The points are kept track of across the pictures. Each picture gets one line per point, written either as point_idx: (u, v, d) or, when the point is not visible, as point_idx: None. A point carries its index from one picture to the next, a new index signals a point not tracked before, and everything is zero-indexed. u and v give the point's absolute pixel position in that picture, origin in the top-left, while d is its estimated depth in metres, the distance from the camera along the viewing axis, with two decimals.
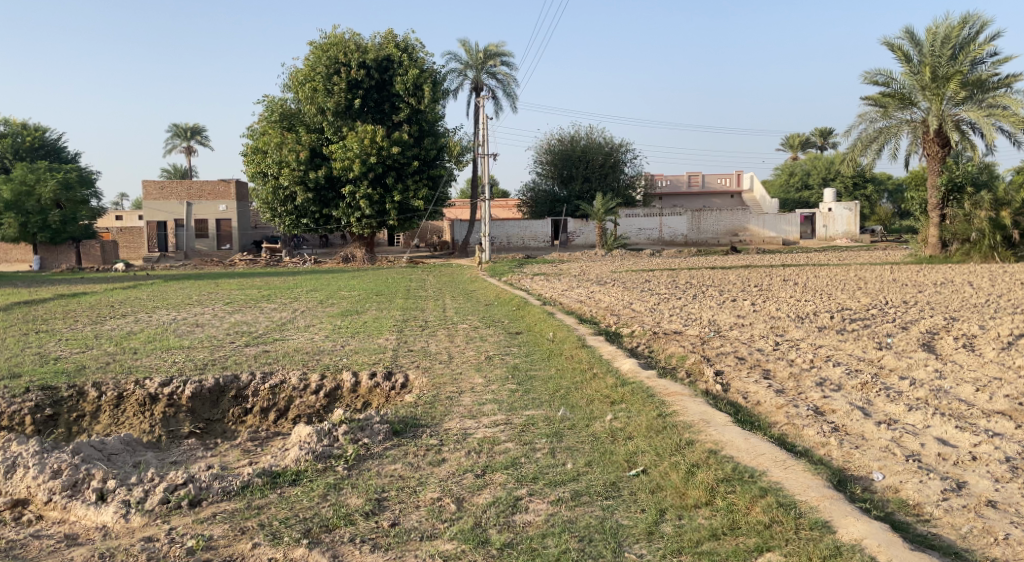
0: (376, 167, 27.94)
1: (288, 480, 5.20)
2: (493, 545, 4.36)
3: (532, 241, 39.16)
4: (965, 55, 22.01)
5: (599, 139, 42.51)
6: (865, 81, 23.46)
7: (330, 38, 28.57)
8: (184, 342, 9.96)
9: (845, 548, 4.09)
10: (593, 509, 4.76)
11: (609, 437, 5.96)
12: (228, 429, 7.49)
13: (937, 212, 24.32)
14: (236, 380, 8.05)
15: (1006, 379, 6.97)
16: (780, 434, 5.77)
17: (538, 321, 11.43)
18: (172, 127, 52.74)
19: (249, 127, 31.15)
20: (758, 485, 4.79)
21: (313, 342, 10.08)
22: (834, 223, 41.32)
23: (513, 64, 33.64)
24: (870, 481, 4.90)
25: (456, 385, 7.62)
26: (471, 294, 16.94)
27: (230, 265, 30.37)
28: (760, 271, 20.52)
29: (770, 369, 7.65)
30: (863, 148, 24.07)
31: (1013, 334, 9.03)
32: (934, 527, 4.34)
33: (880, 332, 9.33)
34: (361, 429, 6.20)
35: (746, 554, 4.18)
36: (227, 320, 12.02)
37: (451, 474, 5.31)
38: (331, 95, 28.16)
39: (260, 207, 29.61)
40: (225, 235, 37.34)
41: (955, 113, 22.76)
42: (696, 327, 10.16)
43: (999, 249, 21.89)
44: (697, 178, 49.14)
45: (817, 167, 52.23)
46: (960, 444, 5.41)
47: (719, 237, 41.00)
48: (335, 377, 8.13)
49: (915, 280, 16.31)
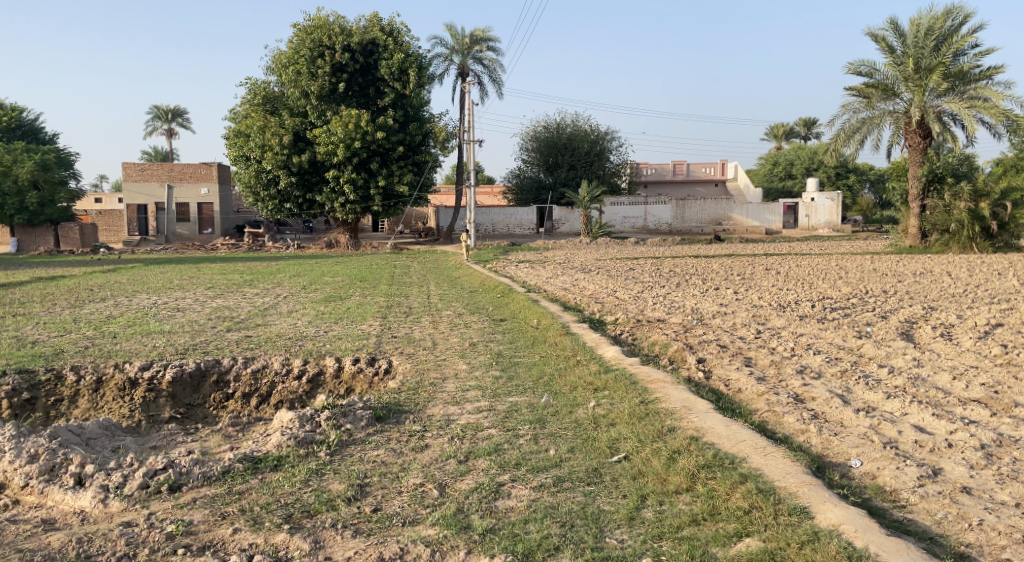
0: (360, 151, 27.81)
1: (269, 466, 5.18)
2: (475, 530, 4.37)
3: (517, 228, 39.18)
4: (946, 46, 22.10)
5: (585, 127, 42.44)
6: (850, 71, 23.57)
7: (314, 21, 28.32)
8: (165, 327, 9.87)
9: (823, 533, 4.13)
10: (575, 494, 4.79)
11: (592, 424, 5.98)
12: (209, 415, 7.48)
13: (917, 202, 24.44)
14: (218, 365, 7.99)
15: (981, 367, 7.08)
16: (760, 421, 5.83)
17: (523, 308, 11.46)
18: (153, 109, 52.04)
19: (231, 109, 30.73)
20: (739, 472, 4.84)
21: (296, 327, 10.05)
22: (816, 213, 41.52)
23: (500, 49, 33.35)
24: (847, 468, 4.96)
25: (440, 371, 7.64)
26: (455, 281, 16.87)
27: (212, 249, 30.25)
28: (745, 260, 20.46)
29: (752, 357, 7.70)
30: (846, 138, 24.22)
31: (990, 323, 9.13)
32: (909, 512, 4.39)
33: (861, 321, 9.45)
34: (343, 415, 6.19)
35: (726, 540, 4.22)
36: (208, 305, 11.95)
37: (434, 460, 5.32)
38: (315, 78, 27.99)
39: (243, 192, 29.23)
40: (207, 219, 36.98)
41: (937, 105, 22.94)
42: (679, 315, 10.23)
43: (977, 241, 22.31)
44: (682, 167, 49.22)
45: (800, 157, 52.90)
46: (936, 432, 5.47)
47: (703, 226, 41.33)
48: (318, 362, 8.12)
49: (896, 269, 16.54)
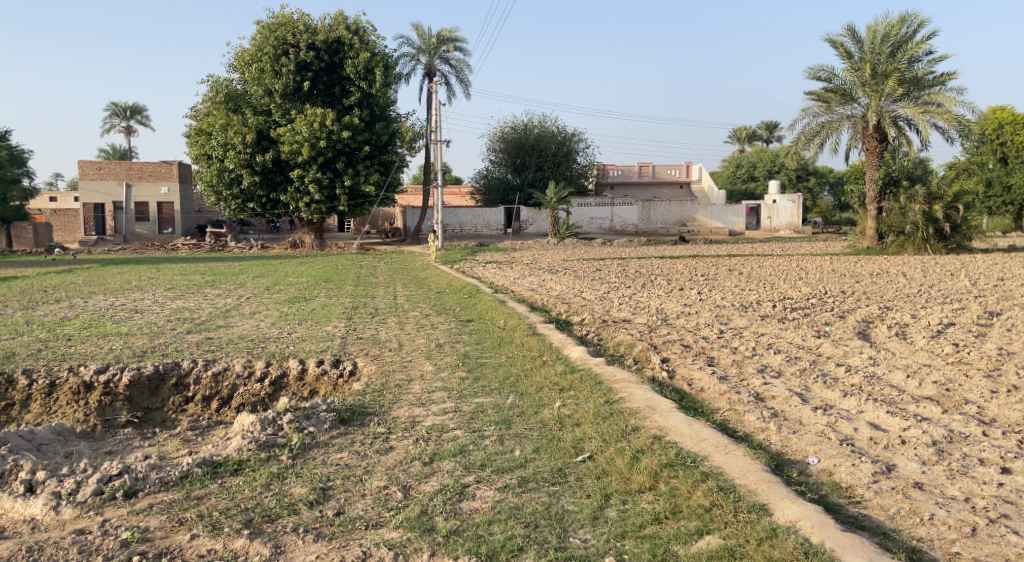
0: (326, 151, 27.56)
1: (229, 470, 5.11)
2: (439, 532, 4.36)
3: (485, 228, 39.17)
4: (902, 53, 22.59)
5: (552, 128, 42.59)
6: (810, 76, 23.98)
7: (278, 18, 28.02)
8: (122, 329, 9.69)
9: (780, 529, 4.20)
10: (539, 495, 4.80)
11: (557, 424, 6.01)
12: (168, 419, 7.36)
13: (874, 204, 24.90)
14: (177, 367, 7.87)
15: (934, 366, 7.24)
16: (722, 420, 5.91)
17: (490, 308, 11.47)
18: (110, 105, 51.03)
19: (193, 106, 30.23)
20: (700, 470, 4.90)
21: (259, 329, 9.92)
22: (778, 214, 42.21)
23: (467, 49, 33.31)
24: (805, 465, 5.04)
25: (405, 372, 7.60)
26: (422, 281, 16.87)
27: (172, 249, 29.77)
28: (708, 261, 20.67)
29: (715, 356, 7.79)
30: (806, 142, 24.62)
31: (943, 322, 9.35)
32: (864, 508, 4.48)
33: (820, 320, 9.62)
34: (306, 418, 6.14)
35: (687, 538, 4.26)
36: (168, 307, 11.73)
37: (399, 462, 5.29)
38: (278, 76, 27.70)
39: (204, 191, 28.79)
40: (167, 219, 36.32)
41: (893, 110, 23.42)
42: (644, 315, 10.32)
43: (931, 242, 23.03)
44: (648, 168, 49.66)
45: (762, 159, 53.72)
46: (890, 429, 5.60)
47: (669, 228, 41.62)
48: (281, 364, 8.03)
49: (854, 270, 16.89)
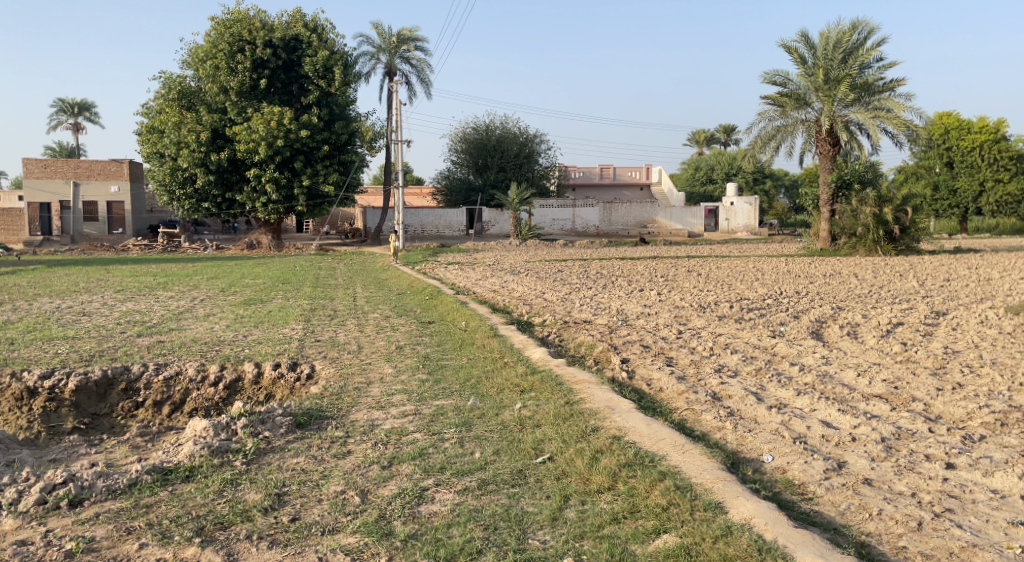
0: (283, 150, 27.18)
1: (180, 477, 5.00)
2: (397, 537, 4.32)
3: (447, 229, 39.01)
4: (853, 59, 23.08)
5: (513, 129, 42.66)
6: (765, 81, 24.37)
7: (233, 15, 27.59)
8: (68, 332, 9.41)
9: (735, 527, 4.24)
10: (498, 497, 4.78)
11: (518, 425, 6.00)
12: (116, 425, 7.20)
13: (827, 207, 25.42)
14: (127, 372, 7.68)
15: (884, 364, 7.41)
16: (680, 419, 5.96)
17: (451, 310, 11.39)
18: (57, 102, 49.67)
19: (144, 104, 29.54)
20: (657, 469, 4.93)
21: (213, 332, 9.73)
22: (735, 216, 42.85)
23: (428, 49, 33.19)
24: (760, 463, 5.10)
25: (364, 375, 7.51)
26: (382, 283, 16.72)
27: (123, 250, 29.09)
28: (666, 262, 20.86)
29: (673, 356, 7.86)
30: (762, 145, 25.02)
31: (893, 322, 9.56)
32: (816, 505, 4.55)
33: (775, 321, 9.76)
34: (262, 422, 6.04)
35: (645, 537, 4.28)
36: (117, 309, 11.44)
37: (357, 466, 5.22)
38: (234, 73, 27.26)
39: (157, 190, 28.20)
40: (117, 219, 35.49)
41: (844, 115, 23.86)
42: (604, 316, 10.35)
43: (882, 244, 23.31)
44: (609, 170, 50.01)
45: (720, 162, 54.51)
46: (841, 426, 5.69)
47: (629, 229, 41.83)
48: (236, 368, 7.88)
49: (807, 271, 17.21)
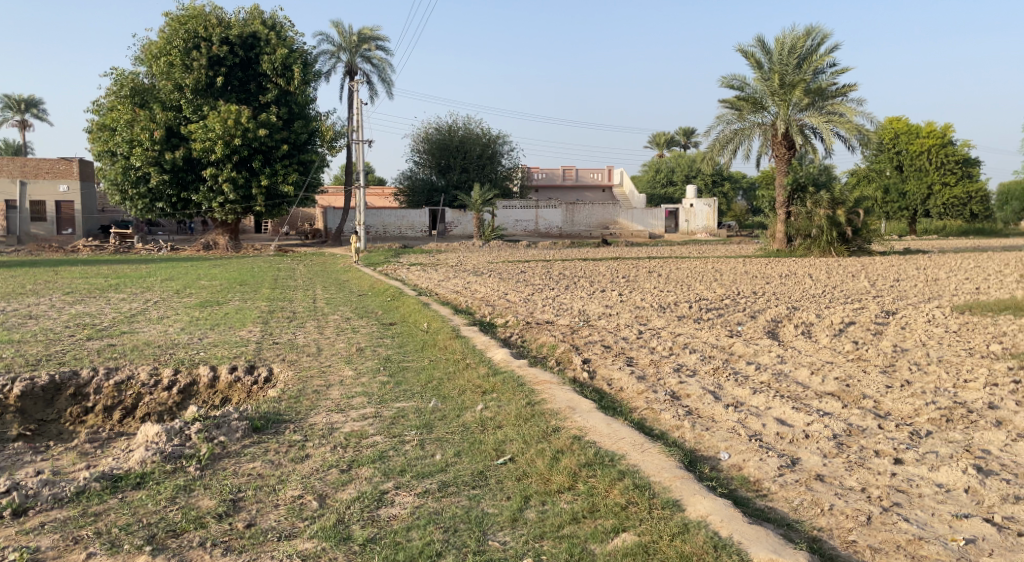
0: (240, 149, 26.76)
1: (131, 484, 4.88)
2: (355, 541, 4.26)
3: (409, 230, 38.78)
4: (807, 65, 23.50)
5: (475, 130, 42.62)
6: (723, 84, 24.69)
7: (188, 11, 27.11)
8: (13, 337, 9.13)
9: (692, 524, 4.28)
10: (458, 499, 4.75)
11: (479, 427, 5.98)
12: (64, 431, 7.01)
13: (783, 209, 25.63)
14: (76, 376, 7.47)
15: (836, 362, 7.56)
16: (639, 418, 6.00)
17: (413, 311, 11.32)
18: (3, 98, 48.33)
19: (95, 101, 28.84)
20: (617, 468, 4.95)
21: (167, 335, 9.52)
22: (695, 218, 43.17)
23: (389, 49, 32.99)
24: (717, 461, 5.15)
25: (323, 378, 7.41)
26: (343, 284, 16.57)
27: (74, 251, 28.39)
28: (627, 263, 21.02)
29: (634, 356, 7.91)
30: (721, 147, 25.32)
31: (845, 321, 9.74)
32: (770, 501, 4.61)
33: (733, 320, 9.89)
34: (217, 427, 5.92)
35: (604, 536, 4.29)
36: (66, 312, 11.14)
37: (315, 470, 5.15)
38: (189, 70, 26.73)
39: (109, 190, 27.58)
40: (67, 219, 34.69)
41: (800, 119, 24.36)
42: (566, 317, 10.38)
43: (835, 245, 23.96)
44: (571, 172, 50.24)
45: (680, 164, 55.20)
46: (795, 424, 5.78)
47: (592, 230, 42.00)
48: (190, 372, 7.72)
49: (764, 272, 17.50)
